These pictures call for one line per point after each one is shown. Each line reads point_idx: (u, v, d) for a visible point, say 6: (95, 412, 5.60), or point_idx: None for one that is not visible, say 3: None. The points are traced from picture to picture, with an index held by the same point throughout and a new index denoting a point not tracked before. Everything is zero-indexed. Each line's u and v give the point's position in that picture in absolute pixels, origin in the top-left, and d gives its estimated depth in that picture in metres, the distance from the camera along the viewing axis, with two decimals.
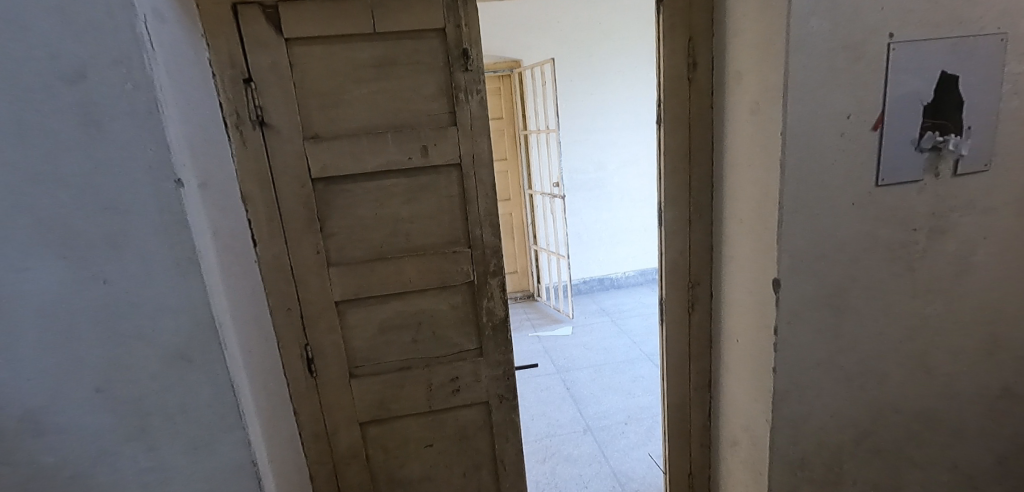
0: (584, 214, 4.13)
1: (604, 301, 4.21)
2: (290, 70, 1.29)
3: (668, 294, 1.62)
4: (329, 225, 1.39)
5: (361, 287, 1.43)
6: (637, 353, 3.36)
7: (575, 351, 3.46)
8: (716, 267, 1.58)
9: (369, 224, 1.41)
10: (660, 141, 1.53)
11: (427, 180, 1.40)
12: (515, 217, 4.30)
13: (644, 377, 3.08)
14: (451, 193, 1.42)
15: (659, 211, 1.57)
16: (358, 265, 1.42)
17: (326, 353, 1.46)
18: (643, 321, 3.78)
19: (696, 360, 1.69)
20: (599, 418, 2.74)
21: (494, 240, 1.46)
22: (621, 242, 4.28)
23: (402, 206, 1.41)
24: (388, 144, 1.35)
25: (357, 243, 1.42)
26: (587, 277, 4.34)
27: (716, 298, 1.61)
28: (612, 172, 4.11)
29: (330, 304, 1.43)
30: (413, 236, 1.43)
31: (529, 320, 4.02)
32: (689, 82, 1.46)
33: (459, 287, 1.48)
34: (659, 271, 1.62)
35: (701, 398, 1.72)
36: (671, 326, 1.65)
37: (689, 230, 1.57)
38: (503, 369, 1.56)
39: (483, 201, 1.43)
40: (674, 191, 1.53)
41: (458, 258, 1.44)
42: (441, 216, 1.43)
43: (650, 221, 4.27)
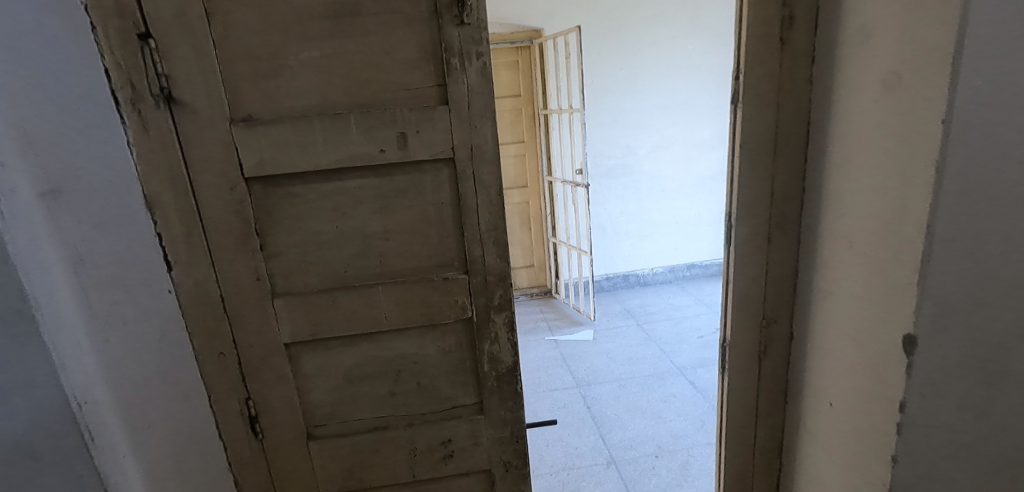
0: (609, 204, 3.70)
1: (629, 300, 3.79)
2: (207, 22, 0.89)
3: (733, 334, 1.22)
4: (273, 242, 1.01)
5: (319, 326, 1.05)
6: (666, 365, 2.96)
7: (597, 360, 3.07)
8: (802, 301, 1.17)
9: (329, 241, 1.02)
10: (733, 130, 1.11)
11: (408, 180, 1.01)
12: (533, 206, 3.88)
13: (676, 396, 2.69)
14: (442, 199, 1.02)
15: (728, 226, 1.16)
16: (315, 295, 1.04)
17: (274, 409, 1.10)
18: (672, 327, 3.37)
19: (764, 417, 1.29)
20: (624, 448, 2.37)
21: (501, 263, 1.06)
22: (649, 235, 3.84)
23: (373, 217, 1.02)
24: (353, 131, 0.95)
25: (312, 267, 1.03)
26: (611, 274, 3.91)
27: (798, 342, 1.21)
28: (641, 157, 3.66)
29: (278, 346, 1.06)
30: (390, 258, 1.04)
31: (545, 321, 3.63)
32: (781, 44, 1.03)
33: (453, 325, 1.09)
34: (723, 304, 1.22)
35: (766, 462, 1.34)
36: (735, 375, 1.25)
37: (767, 251, 1.15)
38: (510, 429, 1.19)
39: (486, 211, 1.03)
40: (751, 199, 1.12)
41: (451, 288, 1.06)
42: (428, 231, 1.04)
43: (682, 213, 3.83)
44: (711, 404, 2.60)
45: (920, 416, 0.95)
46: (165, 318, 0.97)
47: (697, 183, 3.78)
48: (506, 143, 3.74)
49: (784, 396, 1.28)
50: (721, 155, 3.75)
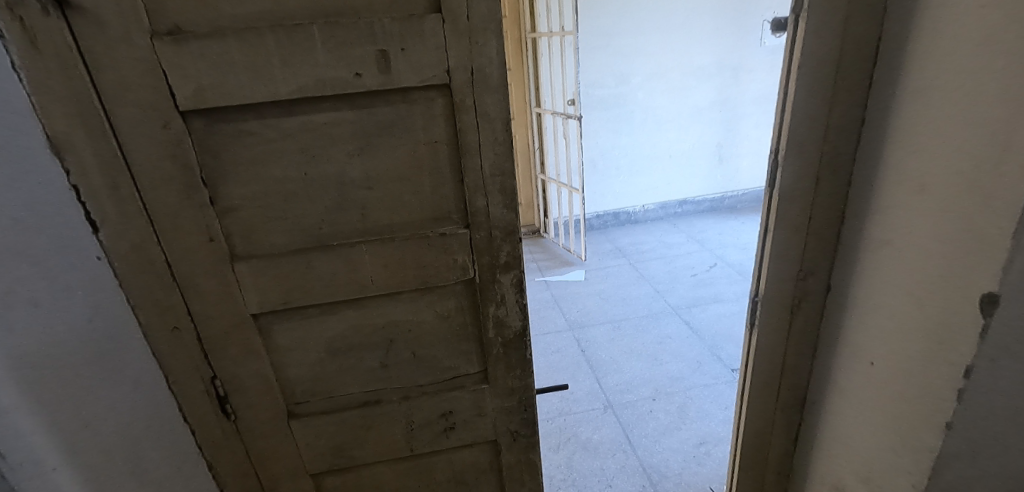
0: (601, 137, 3.49)
1: (619, 239, 3.67)
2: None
3: (767, 286, 1.09)
4: (226, 193, 0.81)
5: (293, 294, 0.88)
6: (661, 305, 2.89)
7: (589, 302, 2.98)
8: (846, 251, 1.03)
9: (298, 192, 0.83)
10: (790, 48, 0.93)
11: (393, 114, 0.80)
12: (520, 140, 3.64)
13: (670, 337, 2.63)
14: (436, 138, 0.83)
15: (773, 165, 1.00)
16: (285, 258, 0.85)
17: (246, 387, 0.95)
18: (665, 265, 3.28)
19: (790, 373, 1.19)
20: (621, 392, 2.31)
21: (508, 215, 0.88)
22: (641, 171, 3.67)
23: (350, 161, 0.82)
24: (318, 50, 0.74)
25: (278, 224, 0.84)
26: (601, 211, 3.76)
27: (836, 295, 1.08)
28: (635, 86, 3.41)
29: (244, 317, 0.89)
30: (374, 211, 0.86)
31: (535, 262, 3.50)
32: None
33: (452, 287, 0.93)
34: (758, 254, 1.08)
35: (786, 418, 1.25)
36: (764, 330, 1.14)
37: (813, 194, 1.00)
38: (518, 398, 1.06)
39: (491, 152, 0.84)
40: (804, 132, 0.95)
41: (450, 246, 0.88)
42: (420, 177, 0.85)
43: (676, 147, 3.64)
44: (707, 344, 2.55)
45: (986, 384, 0.83)
46: (96, 290, 0.78)
47: (693, 114, 3.57)
48: None
49: (813, 352, 1.17)
50: (719, 83, 3.52)
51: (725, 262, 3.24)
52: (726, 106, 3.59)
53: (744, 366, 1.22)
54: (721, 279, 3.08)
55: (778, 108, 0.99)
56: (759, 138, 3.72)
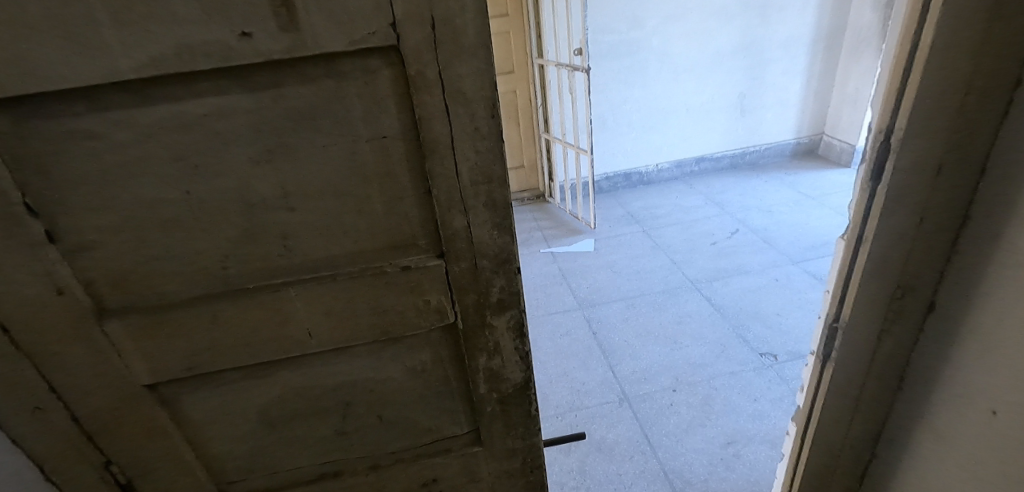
0: (611, 90, 3.14)
1: (632, 202, 3.36)
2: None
3: (852, 308, 0.81)
4: (80, 218, 0.56)
5: (198, 357, 0.63)
6: (678, 279, 2.63)
7: (600, 276, 2.72)
8: (966, 260, 0.74)
9: (190, 217, 0.58)
10: None
11: (315, 95, 0.55)
12: (521, 96, 3.27)
13: (690, 316, 2.38)
14: (384, 131, 0.57)
15: (880, 144, 0.72)
16: (177, 311, 0.60)
17: (157, 471, 0.71)
18: (682, 232, 3.00)
19: (864, 407, 0.92)
20: (637, 381, 2.08)
21: (500, 237, 0.64)
22: (656, 127, 3.32)
23: (256, 171, 0.57)
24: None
25: (161, 264, 0.59)
26: (611, 172, 3.45)
27: (943, 317, 0.79)
28: (650, 31, 3.02)
29: (135, 387, 0.64)
30: (303, 239, 0.61)
31: (539, 231, 3.21)
32: None
33: (426, 336, 0.69)
34: (848, 262, 0.80)
35: (854, 455, 0.99)
36: (842, 361, 0.86)
37: (930, 188, 0.71)
38: (519, 459, 0.82)
39: (471, 149, 0.59)
40: (932, 104, 0.66)
41: (419, 284, 0.64)
42: (366, 189, 0.60)
43: (693, 99, 3.28)
44: (731, 324, 2.30)
45: None
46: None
47: (713, 61, 3.18)
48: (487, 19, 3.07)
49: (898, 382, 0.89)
50: (745, 25, 3.11)
51: (748, 227, 2.96)
52: (751, 51, 3.19)
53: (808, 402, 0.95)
54: (744, 247, 2.80)
55: (897, 62, 0.68)
56: (787, 86, 3.34)
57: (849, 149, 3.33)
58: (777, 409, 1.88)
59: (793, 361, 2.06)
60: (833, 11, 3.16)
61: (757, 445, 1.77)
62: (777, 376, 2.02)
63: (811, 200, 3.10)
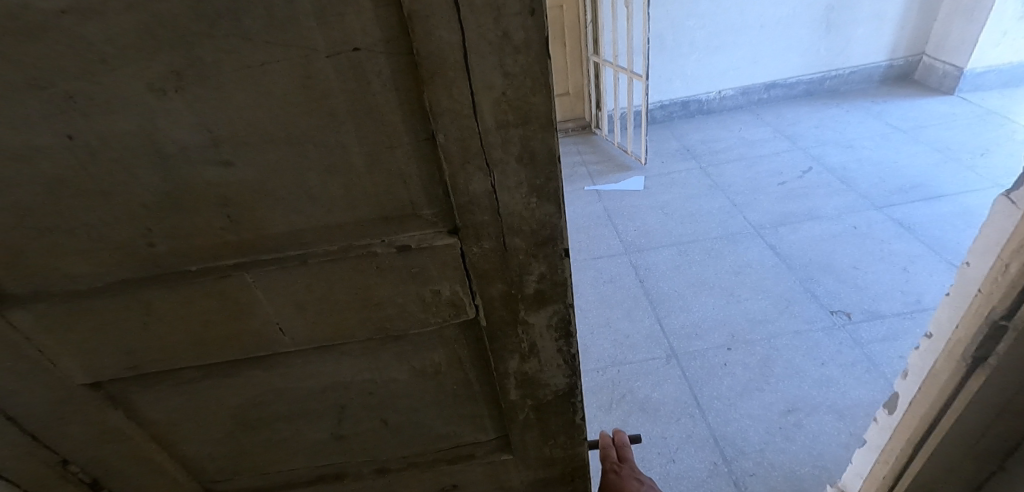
0: (673, 3, 2.73)
1: (688, 135, 3.03)
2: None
3: None
4: (5, 116, 0.47)
5: (140, 355, 0.62)
6: (739, 223, 2.36)
7: (650, 217, 2.48)
8: None
9: (85, 180, 0.52)
10: None
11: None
12: (568, 13, 2.90)
13: (751, 265, 2.14)
14: (354, 42, 0.46)
15: None
16: (89, 300, 0.58)
17: (116, 465, 0.72)
18: (745, 170, 2.69)
19: (1001, 426, 0.69)
20: (688, 337, 1.88)
21: (539, 210, 0.56)
22: (723, 47, 2.91)
23: (163, 103, 0.48)
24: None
25: (63, 236, 0.55)
26: (666, 101, 3.09)
27: None
28: None
29: (72, 386, 0.63)
30: (247, 209, 0.54)
31: (584, 166, 2.95)
32: None
33: (440, 332, 0.66)
34: None
35: (965, 475, 0.76)
36: (1002, 369, 0.63)
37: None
38: (557, 468, 0.81)
39: (496, 67, 0.47)
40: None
41: (424, 272, 0.58)
42: (336, 133, 0.51)
43: (769, 13, 2.83)
44: (798, 276, 2.05)
45: None
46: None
47: None
48: None
49: None
50: None
51: (822, 165, 2.61)
52: None
53: (939, 409, 0.72)
54: (816, 188, 2.48)
55: None
56: None
57: (955, 72, 2.83)
58: (849, 376, 1.66)
59: (869, 321, 1.82)
60: None
61: (822, 415, 1.57)
62: (849, 338, 1.78)
63: (902, 133, 2.69)
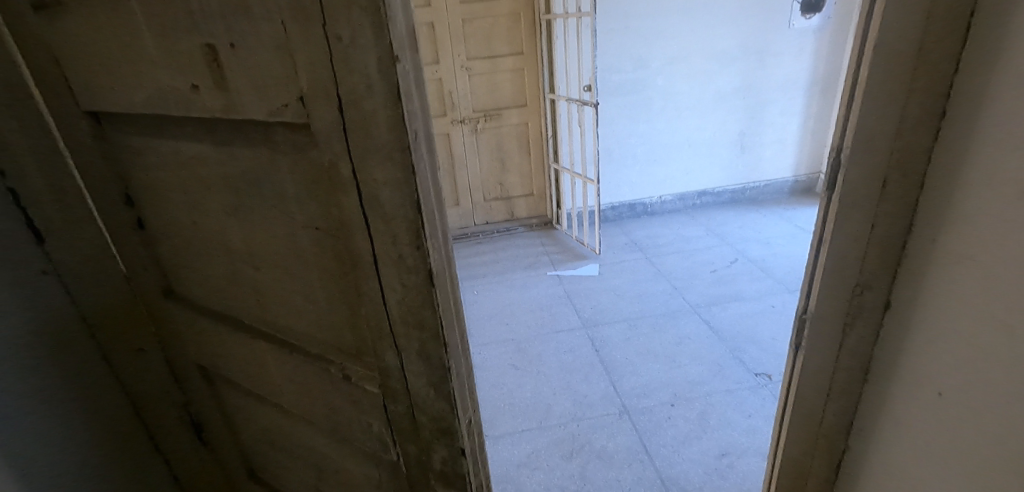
0: (617, 125, 3.33)
1: (635, 231, 3.53)
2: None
3: (816, 302, 0.90)
4: (166, 207, 0.91)
5: (211, 356, 1.05)
6: (679, 304, 2.77)
7: (603, 298, 2.87)
8: (911, 266, 0.83)
9: (190, 241, 0.93)
10: (857, 49, 0.74)
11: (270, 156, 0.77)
12: (532, 129, 3.47)
13: (689, 338, 2.51)
14: (313, 226, 0.78)
15: (835, 162, 0.81)
16: (191, 312, 1.01)
17: (207, 415, 1.19)
18: (683, 261, 3.15)
19: (835, 397, 0.99)
20: (638, 396, 2.19)
21: (435, 397, 0.85)
22: (660, 160, 3.50)
23: (224, 216, 0.86)
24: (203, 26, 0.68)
25: (188, 272, 0.98)
26: (616, 203, 3.62)
27: (897, 313, 0.87)
28: (655, 71, 3.22)
29: (192, 360, 1.10)
30: (262, 295, 0.91)
31: (547, 255, 3.38)
32: None
33: (372, 456, 0.97)
34: (814, 263, 0.89)
35: (829, 444, 1.04)
36: (812, 351, 0.94)
37: (877, 199, 0.80)
38: None
39: (397, 282, 0.75)
40: (877, 124, 0.75)
41: (355, 398, 0.88)
42: (305, 275, 0.84)
43: (696, 135, 3.46)
44: (728, 346, 2.44)
45: None
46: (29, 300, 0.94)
47: (714, 102, 3.38)
48: (502, 55, 3.25)
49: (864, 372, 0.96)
50: (745, 68, 3.31)
51: (746, 257, 3.11)
52: (751, 91, 3.39)
53: (787, 390, 1.03)
54: (741, 276, 2.95)
55: (843, 97, 0.79)
56: (785, 126, 3.53)
57: None
58: (770, 425, 1.99)
59: None
60: (827, 57, 3.38)
61: (750, 457, 1.87)
62: (771, 395, 2.13)
63: (808, 233, 3.26)
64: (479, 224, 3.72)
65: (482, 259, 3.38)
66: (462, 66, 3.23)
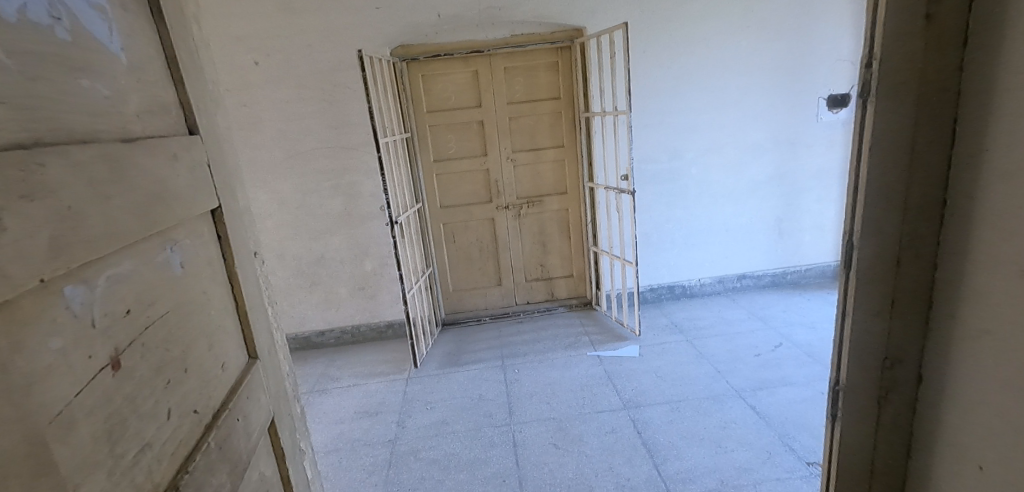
0: (654, 211, 3.48)
1: (676, 314, 3.55)
2: (156, 21, 0.76)
3: (846, 371, 0.95)
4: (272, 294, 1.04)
5: None
6: (723, 387, 2.74)
7: (645, 380, 2.86)
8: (935, 341, 0.87)
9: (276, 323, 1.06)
10: (857, 148, 0.88)
11: (197, 255, 0.77)
12: (572, 214, 3.66)
13: (735, 422, 2.46)
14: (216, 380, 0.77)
15: (850, 241, 0.91)
16: None
17: None
18: (725, 344, 3.14)
19: (880, 477, 0.98)
20: (683, 482, 2.14)
21: None
22: (697, 245, 3.59)
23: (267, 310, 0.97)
24: (180, 139, 0.74)
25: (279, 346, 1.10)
26: (655, 285, 3.68)
27: (928, 389, 0.90)
28: (689, 161, 3.41)
29: None
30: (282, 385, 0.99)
31: (587, 335, 3.42)
32: (925, 66, 0.79)
33: None
34: (841, 333, 0.96)
35: None
36: (848, 423, 0.97)
37: (892, 274, 0.88)
38: None
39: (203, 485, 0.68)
40: (881, 209, 0.85)
41: None
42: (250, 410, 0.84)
43: (732, 221, 3.57)
44: (777, 432, 2.37)
45: None
46: None
47: (749, 189, 3.51)
48: (545, 148, 3.53)
49: (907, 453, 0.95)
50: (777, 158, 3.47)
51: (791, 342, 3.07)
52: (784, 180, 3.52)
53: (828, 466, 1.04)
54: (786, 361, 2.90)
55: (850, 188, 0.91)
56: (822, 212, 3.60)
57: None
58: None
59: None
60: None
61: None
62: None
63: None
64: (520, 303, 3.84)
65: (523, 338, 3.46)
66: (508, 157, 3.52)
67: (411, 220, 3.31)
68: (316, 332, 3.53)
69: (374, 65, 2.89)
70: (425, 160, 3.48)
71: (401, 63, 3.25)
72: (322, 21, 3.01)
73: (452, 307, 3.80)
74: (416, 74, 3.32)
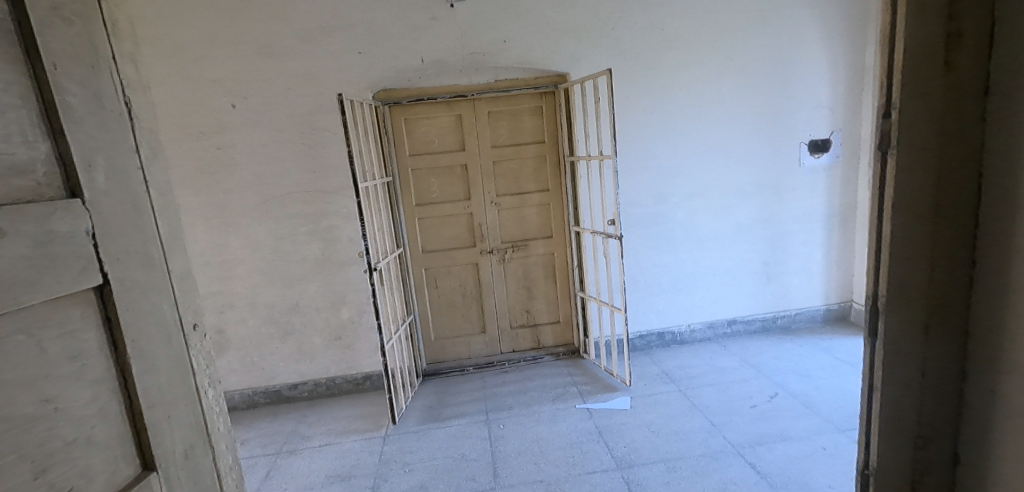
0: (642, 255, 3.41)
1: (666, 361, 3.43)
2: (29, 63, 0.63)
3: (875, 453, 0.84)
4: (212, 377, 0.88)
5: None
6: (719, 442, 2.59)
7: (638, 435, 2.71)
8: (972, 419, 0.77)
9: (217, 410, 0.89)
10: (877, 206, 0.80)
11: (39, 353, 0.61)
12: (558, 258, 3.58)
13: (735, 483, 2.31)
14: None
15: (873, 307, 0.82)
16: None
17: None
18: (718, 394, 3.01)
19: None
20: None
21: None
22: (686, 289, 3.52)
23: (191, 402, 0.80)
24: (26, 206, 0.59)
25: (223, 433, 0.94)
26: (644, 331, 3.56)
27: (968, 475, 0.78)
28: (676, 205, 3.37)
29: None
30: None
31: (575, 385, 3.27)
32: (947, 118, 0.72)
33: None
34: (867, 407, 0.85)
35: None
36: None
37: (921, 343, 0.78)
38: None
39: None
40: (905, 273, 0.77)
41: None
42: None
43: (720, 264, 3.51)
44: None
45: None
46: None
47: (736, 232, 3.47)
48: (530, 192, 3.47)
49: None
50: (764, 201, 3.45)
51: (787, 391, 2.96)
52: (771, 223, 3.49)
53: None
54: (783, 412, 2.78)
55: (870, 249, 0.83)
56: (810, 255, 3.57)
57: None
58: None
59: None
60: (842, 191, 3.52)
61: None
62: None
63: (850, 364, 3.14)
64: (506, 351, 3.69)
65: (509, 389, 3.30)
66: (492, 201, 3.45)
67: (391, 266, 3.19)
68: (288, 385, 3.32)
69: (354, 109, 2.83)
70: (406, 205, 3.40)
71: (383, 107, 3.20)
72: (301, 65, 2.96)
73: (433, 356, 3.64)
74: (398, 118, 3.27)
